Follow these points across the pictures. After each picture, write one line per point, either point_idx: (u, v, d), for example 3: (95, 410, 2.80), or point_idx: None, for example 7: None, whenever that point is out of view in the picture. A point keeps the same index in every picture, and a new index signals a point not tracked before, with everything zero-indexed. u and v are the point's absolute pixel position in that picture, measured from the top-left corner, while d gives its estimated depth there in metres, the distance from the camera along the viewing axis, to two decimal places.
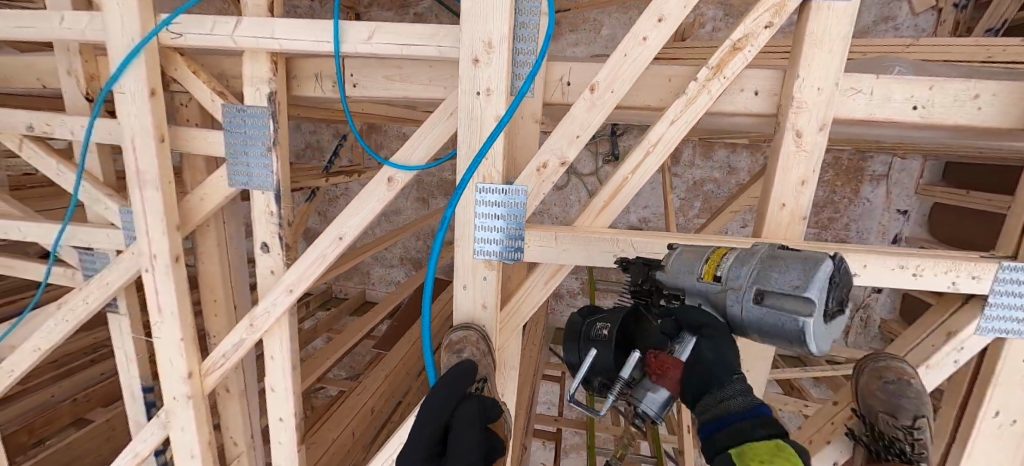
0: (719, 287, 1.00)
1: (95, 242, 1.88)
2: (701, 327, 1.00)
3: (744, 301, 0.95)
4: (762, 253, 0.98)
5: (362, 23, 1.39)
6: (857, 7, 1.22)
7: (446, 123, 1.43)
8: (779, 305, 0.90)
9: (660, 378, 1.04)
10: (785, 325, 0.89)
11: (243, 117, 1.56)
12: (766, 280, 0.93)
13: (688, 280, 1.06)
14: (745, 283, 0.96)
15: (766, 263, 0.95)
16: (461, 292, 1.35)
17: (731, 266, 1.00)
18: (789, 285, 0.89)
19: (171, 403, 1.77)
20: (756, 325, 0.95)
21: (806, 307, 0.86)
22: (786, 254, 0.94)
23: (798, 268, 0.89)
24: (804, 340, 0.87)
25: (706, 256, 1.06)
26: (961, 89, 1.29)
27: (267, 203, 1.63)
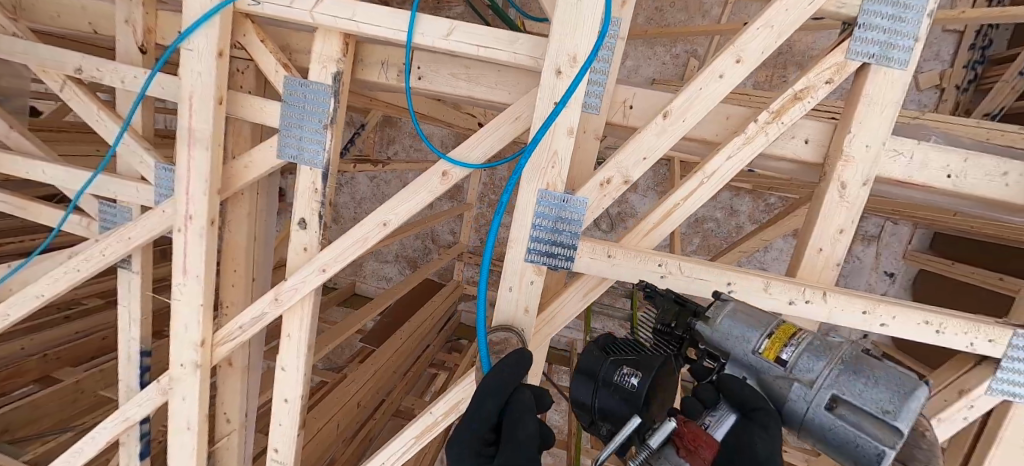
0: (783, 372, 1.04)
1: (122, 195, 1.85)
2: (752, 408, 1.01)
3: (813, 401, 1.00)
4: (846, 351, 1.01)
5: (442, 20, 1.43)
6: (909, 76, 1.30)
7: (508, 127, 1.46)
8: (855, 421, 0.95)
9: (689, 454, 0.97)
10: (843, 433, 0.97)
11: (305, 91, 1.58)
12: (844, 389, 0.97)
13: (745, 352, 1.09)
14: (819, 382, 0.99)
15: (846, 370, 0.98)
16: (506, 293, 1.37)
17: (801, 354, 1.03)
18: (875, 406, 0.93)
19: (177, 370, 1.72)
20: (818, 427, 1.00)
21: (888, 434, 0.92)
22: (873, 363, 0.98)
23: (890, 390, 0.92)
24: (873, 464, 0.94)
25: (770, 331, 1.08)
26: (993, 165, 1.38)
27: (313, 180, 1.63)
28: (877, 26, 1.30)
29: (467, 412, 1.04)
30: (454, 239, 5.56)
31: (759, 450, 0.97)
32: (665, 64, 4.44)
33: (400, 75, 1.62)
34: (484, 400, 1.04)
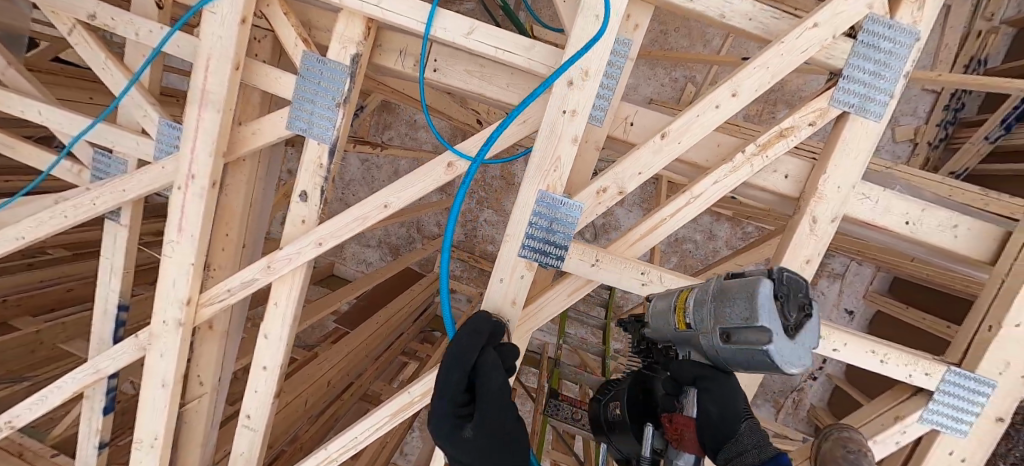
0: (694, 331, 1.11)
1: (120, 147, 1.84)
2: (698, 379, 1.11)
3: (713, 342, 1.05)
4: (714, 288, 1.07)
5: (464, 18, 1.50)
6: (881, 128, 1.44)
7: (515, 128, 1.54)
8: (742, 336, 0.96)
9: (677, 441, 1.10)
10: (754, 356, 0.94)
11: (322, 68, 1.61)
12: (721, 317, 1.01)
13: (671, 331, 1.22)
14: (708, 321, 1.06)
15: (716, 300, 1.04)
16: (496, 284, 1.44)
17: (695, 309, 1.12)
18: (739, 317, 0.96)
19: (158, 327, 1.73)
20: (736, 358, 1.01)
21: (762, 331, 0.91)
22: (731, 285, 1.01)
23: (741, 301, 0.96)
24: (777, 361, 0.91)
25: (676, 305, 1.20)
26: (945, 217, 1.53)
27: (319, 154, 1.67)
28: (858, 79, 1.43)
29: (439, 387, 1.13)
30: (439, 231, 5.59)
31: (712, 413, 1.05)
32: (663, 86, 4.60)
33: (416, 64, 1.68)
34: (451, 372, 1.13)
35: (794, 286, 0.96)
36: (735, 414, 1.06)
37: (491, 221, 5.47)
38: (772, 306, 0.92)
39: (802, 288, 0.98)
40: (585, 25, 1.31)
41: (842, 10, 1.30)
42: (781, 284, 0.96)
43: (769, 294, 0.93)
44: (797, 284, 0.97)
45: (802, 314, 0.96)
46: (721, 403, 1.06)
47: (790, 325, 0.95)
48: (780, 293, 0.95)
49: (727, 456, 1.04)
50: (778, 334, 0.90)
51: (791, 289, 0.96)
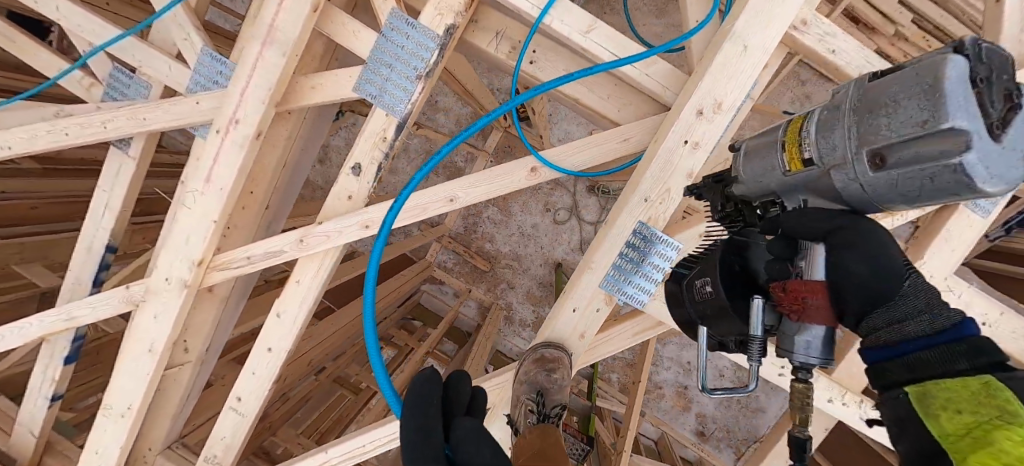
0: (820, 167, 0.90)
1: (148, 69, 1.59)
2: (826, 234, 0.85)
3: (861, 171, 0.83)
4: (851, 104, 0.85)
5: (586, 14, 1.35)
6: (986, 224, 1.37)
7: (612, 146, 1.41)
8: (910, 153, 0.74)
9: (801, 314, 0.89)
10: (933, 177, 0.73)
11: (408, 32, 1.42)
12: (875, 128, 0.79)
13: (779, 179, 0.99)
14: (858, 140, 0.82)
15: (864, 112, 0.82)
16: (568, 313, 1.31)
17: (822, 138, 0.89)
18: (912, 123, 0.73)
19: (160, 284, 1.51)
20: (889, 187, 0.81)
21: (943, 137, 0.70)
22: (886, 87, 0.78)
23: (913, 99, 0.73)
24: (967, 182, 0.71)
25: (784, 143, 0.98)
26: (1021, 325, 1.49)
27: (384, 127, 1.49)
28: None
29: None
30: (438, 219, 5.40)
31: (853, 276, 0.78)
32: None
33: (511, 50, 1.50)
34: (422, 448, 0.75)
35: (998, 64, 0.72)
36: (894, 270, 0.78)
37: (494, 218, 5.33)
38: (968, 98, 0.69)
39: (1006, 71, 0.74)
40: (728, 55, 1.19)
41: None
42: (979, 65, 0.72)
43: (963, 75, 0.70)
44: (1001, 61, 0.73)
45: (1005, 106, 0.73)
46: (869, 257, 0.78)
47: (993, 122, 0.72)
48: (979, 76, 0.71)
49: (876, 321, 0.79)
50: (979, 136, 0.68)
51: (993, 72, 0.72)
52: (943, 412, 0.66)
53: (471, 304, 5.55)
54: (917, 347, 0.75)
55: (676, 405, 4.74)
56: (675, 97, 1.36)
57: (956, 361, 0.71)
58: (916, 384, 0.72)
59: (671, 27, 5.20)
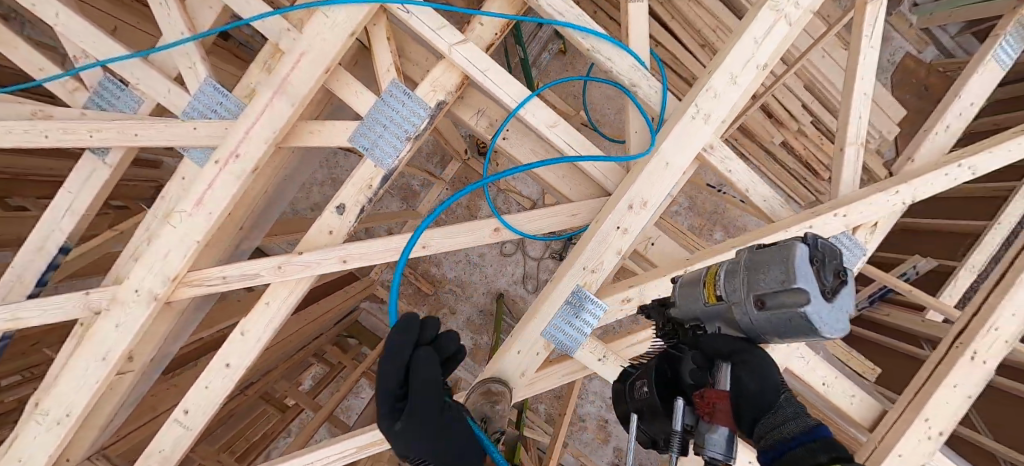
0: (727, 305, 1.23)
1: (146, 89, 1.68)
2: (732, 355, 1.18)
3: (749, 309, 1.17)
4: (746, 263, 1.20)
5: (552, 112, 1.68)
6: (826, 309, 1.84)
7: (562, 218, 1.73)
8: (779, 300, 1.09)
9: (711, 415, 1.16)
10: (790, 319, 1.07)
11: (404, 101, 1.66)
12: (757, 286, 1.14)
13: (700, 309, 1.33)
14: (745, 288, 1.18)
15: (750, 272, 1.17)
16: (513, 354, 1.57)
17: (728, 284, 1.24)
18: (777, 282, 1.09)
19: (128, 294, 1.58)
20: (770, 325, 1.14)
21: (800, 296, 1.05)
22: (764, 257, 1.15)
23: (778, 270, 1.09)
24: (814, 326, 1.05)
25: (706, 281, 1.33)
26: (848, 387, 1.97)
27: (370, 176, 1.70)
28: None
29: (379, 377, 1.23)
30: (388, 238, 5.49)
31: (748, 389, 1.10)
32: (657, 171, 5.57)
33: (489, 126, 1.79)
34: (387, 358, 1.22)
35: (829, 252, 1.11)
36: (771, 390, 1.10)
37: None
38: (807, 272, 1.07)
39: (838, 258, 1.11)
40: (655, 165, 1.56)
41: (830, 222, 1.71)
42: (816, 252, 1.11)
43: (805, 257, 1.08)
44: (831, 252, 1.11)
45: (838, 279, 1.10)
46: (756, 380, 1.12)
47: (827, 288, 1.09)
48: (818, 258, 1.10)
49: (763, 427, 1.06)
50: (814, 296, 1.04)
51: (827, 255, 1.10)
52: None
53: None
54: (797, 442, 0.98)
55: (595, 437, 5.10)
56: (614, 186, 1.71)
57: (814, 452, 0.93)
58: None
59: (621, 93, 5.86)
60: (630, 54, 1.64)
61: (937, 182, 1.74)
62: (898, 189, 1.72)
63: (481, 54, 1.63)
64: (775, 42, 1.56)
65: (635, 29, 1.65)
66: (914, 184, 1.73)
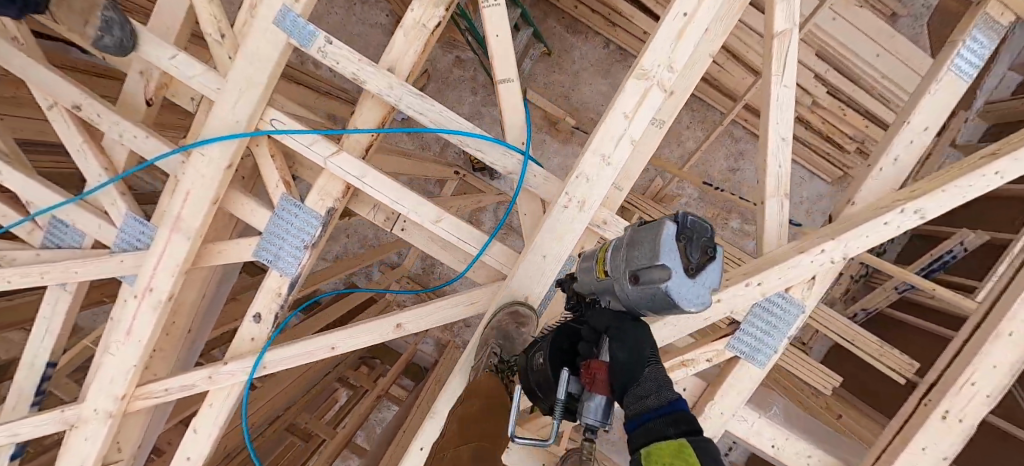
0: (613, 279, 1.21)
1: (82, 228, 1.85)
2: (613, 329, 1.15)
3: (629, 287, 1.14)
4: (630, 240, 1.17)
5: (436, 206, 1.66)
6: (761, 374, 1.71)
7: (461, 307, 1.74)
8: (650, 277, 1.06)
9: (589, 382, 1.10)
10: (657, 295, 1.06)
11: (295, 212, 1.72)
12: (633, 264, 1.13)
13: (595, 286, 1.32)
14: (624, 261, 1.18)
15: (630, 248, 1.16)
16: (418, 452, 1.62)
17: (614, 261, 1.22)
18: (648, 259, 1.07)
19: (88, 412, 1.81)
20: (642, 299, 1.11)
21: (662, 270, 1.03)
22: (643, 234, 1.13)
23: (650, 246, 1.07)
24: (679, 300, 1.03)
25: (601, 259, 1.30)
26: (800, 447, 1.83)
27: (279, 285, 1.80)
28: (752, 334, 1.69)
29: None
30: (399, 261, 5.71)
31: (620, 359, 1.07)
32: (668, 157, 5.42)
33: (386, 219, 1.80)
34: None
35: (699, 229, 1.06)
36: (644, 360, 1.08)
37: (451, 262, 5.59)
38: (674, 247, 1.04)
39: (707, 233, 1.08)
40: (534, 260, 1.51)
41: (744, 293, 1.54)
42: (686, 229, 1.06)
43: (672, 235, 1.04)
44: (701, 227, 1.07)
45: (705, 257, 1.07)
46: (629, 349, 1.10)
47: (692, 266, 1.05)
48: (684, 236, 1.06)
49: (629, 399, 1.03)
50: (675, 271, 1.02)
51: (695, 232, 1.06)
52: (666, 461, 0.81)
53: (428, 342, 5.86)
54: (653, 413, 0.96)
55: None
56: (510, 271, 1.68)
57: (665, 428, 0.91)
58: (645, 441, 0.91)
59: (615, 87, 5.77)
60: (504, 142, 1.56)
61: (875, 233, 1.50)
62: (825, 248, 1.51)
63: (359, 160, 1.64)
64: (650, 115, 1.43)
65: (508, 112, 1.58)
66: (842, 240, 1.51)
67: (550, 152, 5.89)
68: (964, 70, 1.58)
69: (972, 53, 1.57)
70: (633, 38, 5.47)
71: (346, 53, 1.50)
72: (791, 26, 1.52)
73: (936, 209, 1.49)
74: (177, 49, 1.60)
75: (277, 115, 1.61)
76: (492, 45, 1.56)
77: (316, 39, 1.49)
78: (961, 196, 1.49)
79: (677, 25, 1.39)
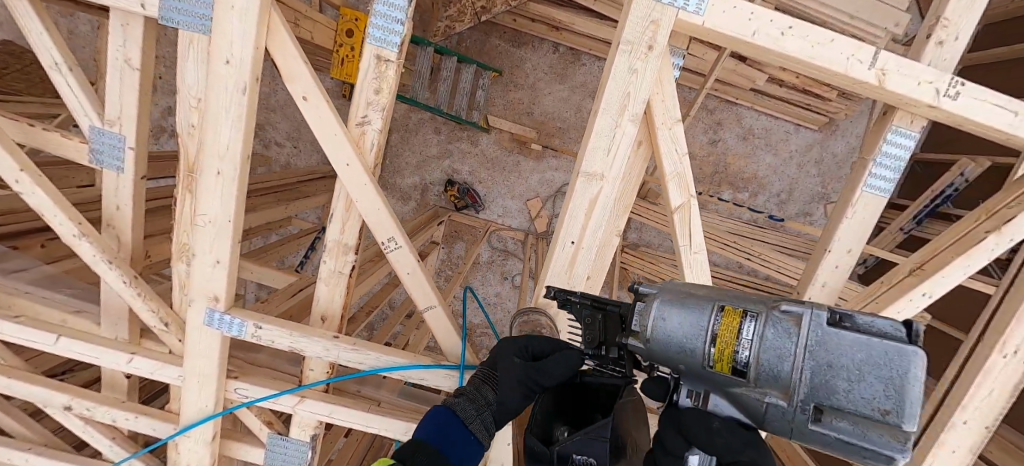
0: (746, 382, 0.88)
1: None
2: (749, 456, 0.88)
3: (802, 415, 0.83)
4: (808, 341, 0.83)
5: (401, 420, 1.80)
6: None
7: None
8: (857, 428, 0.79)
9: None
10: (852, 445, 0.81)
11: (284, 444, 1.89)
12: (825, 392, 0.80)
13: (699, 369, 0.95)
14: (797, 365, 0.83)
15: (822, 364, 0.81)
16: None
17: (757, 357, 0.86)
18: (874, 407, 0.77)
19: None
20: (805, 435, 0.86)
21: (895, 436, 0.77)
22: (846, 349, 0.80)
23: (881, 387, 0.76)
24: (878, 462, 0.81)
25: (713, 335, 0.92)
26: None
27: None
28: None
29: None
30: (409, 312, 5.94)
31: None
32: None
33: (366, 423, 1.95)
34: None
35: None
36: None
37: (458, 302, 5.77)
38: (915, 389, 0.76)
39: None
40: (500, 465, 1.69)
41: None
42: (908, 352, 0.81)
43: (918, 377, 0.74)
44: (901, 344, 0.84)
45: None
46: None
47: None
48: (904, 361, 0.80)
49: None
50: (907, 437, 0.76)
51: None
52: None
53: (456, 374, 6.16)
54: None
55: None
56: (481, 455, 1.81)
57: None
58: None
59: (575, 90, 5.56)
60: (441, 365, 1.66)
61: None
62: None
63: (323, 398, 1.78)
64: (567, 328, 1.49)
65: (439, 336, 1.67)
66: None
67: (526, 172, 5.85)
68: (881, 186, 1.50)
69: (887, 168, 1.48)
70: (580, 37, 5.19)
71: (278, 332, 1.60)
72: (687, 198, 1.50)
73: None
74: (132, 351, 1.76)
75: (238, 384, 1.74)
76: (407, 282, 1.61)
77: (246, 327, 1.60)
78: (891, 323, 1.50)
79: (567, 254, 1.42)
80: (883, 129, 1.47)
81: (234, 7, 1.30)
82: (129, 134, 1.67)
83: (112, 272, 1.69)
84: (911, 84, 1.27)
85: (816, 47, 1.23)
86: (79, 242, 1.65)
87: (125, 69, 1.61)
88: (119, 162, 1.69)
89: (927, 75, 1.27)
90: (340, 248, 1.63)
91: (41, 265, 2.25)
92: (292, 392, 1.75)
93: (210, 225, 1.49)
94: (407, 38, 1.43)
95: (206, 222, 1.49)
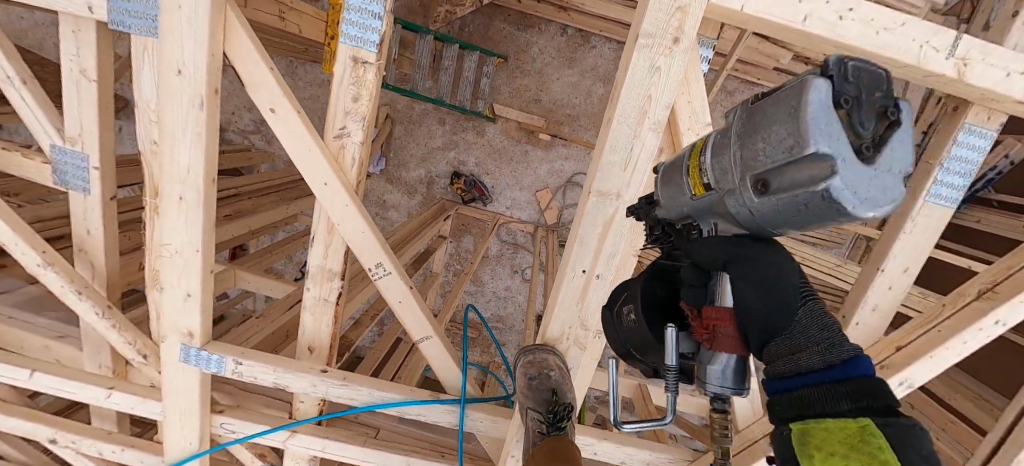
0: (712, 196, 0.79)
1: None
2: (730, 265, 0.76)
3: (748, 199, 0.71)
4: (739, 124, 0.73)
5: (400, 453, 1.65)
6: None
7: None
8: (788, 180, 0.63)
9: (713, 341, 0.83)
10: (805, 202, 0.63)
11: None
12: (751, 162, 0.69)
13: (686, 206, 0.87)
14: (732, 149, 0.73)
15: (746, 138, 0.71)
16: None
17: (711, 166, 0.78)
18: (783, 148, 0.63)
19: None
20: (779, 219, 0.69)
21: (821, 164, 0.59)
22: (762, 107, 0.68)
23: (783, 122, 0.63)
24: (841, 211, 0.60)
25: (684, 170, 0.86)
26: None
27: None
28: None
29: None
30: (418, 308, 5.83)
31: (752, 304, 0.72)
32: None
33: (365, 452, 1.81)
34: None
35: (869, 80, 0.60)
36: (783, 293, 0.71)
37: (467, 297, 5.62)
38: (831, 120, 0.59)
39: (884, 84, 0.61)
40: None
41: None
42: (846, 84, 0.60)
43: (826, 97, 0.59)
44: (871, 75, 0.61)
45: (883, 124, 0.61)
46: (760, 285, 0.72)
47: (865, 145, 0.61)
48: (847, 95, 0.60)
49: (776, 353, 0.70)
50: (841, 160, 0.58)
51: (862, 86, 0.60)
52: (817, 453, 0.55)
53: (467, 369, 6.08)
54: (806, 381, 0.64)
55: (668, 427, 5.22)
56: None
57: (837, 402, 0.59)
58: (791, 417, 0.63)
59: (585, 74, 5.27)
60: (441, 401, 1.51)
61: None
62: None
63: (315, 432, 1.64)
64: (580, 365, 1.32)
65: (437, 368, 1.52)
66: None
67: (535, 162, 5.62)
68: (946, 193, 1.27)
69: (955, 173, 1.25)
70: (590, 18, 4.88)
71: (260, 368, 1.46)
72: None
73: (925, 375, 1.32)
74: (111, 385, 1.64)
75: (223, 419, 1.61)
76: (399, 311, 1.45)
77: (226, 362, 1.46)
78: (954, 356, 1.29)
79: (578, 282, 1.23)
80: (951, 127, 1.23)
81: (182, 7, 1.11)
82: (91, 153, 1.51)
83: (84, 303, 1.56)
84: (997, 76, 1.04)
85: (880, 34, 0.99)
86: (45, 272, 1.51)
87: (81, 81, 1.44)
88: (84, 183, 1.54)
89: (1018, 64, 1.04)
90: (325, 274, 1.47)
91: (25, 286, 2.14)
92: (284, 427, 1.61)
93: (178, 255, 1.34)
94: (387, 35, 1.23)
95: (172, 253, 1.33)
